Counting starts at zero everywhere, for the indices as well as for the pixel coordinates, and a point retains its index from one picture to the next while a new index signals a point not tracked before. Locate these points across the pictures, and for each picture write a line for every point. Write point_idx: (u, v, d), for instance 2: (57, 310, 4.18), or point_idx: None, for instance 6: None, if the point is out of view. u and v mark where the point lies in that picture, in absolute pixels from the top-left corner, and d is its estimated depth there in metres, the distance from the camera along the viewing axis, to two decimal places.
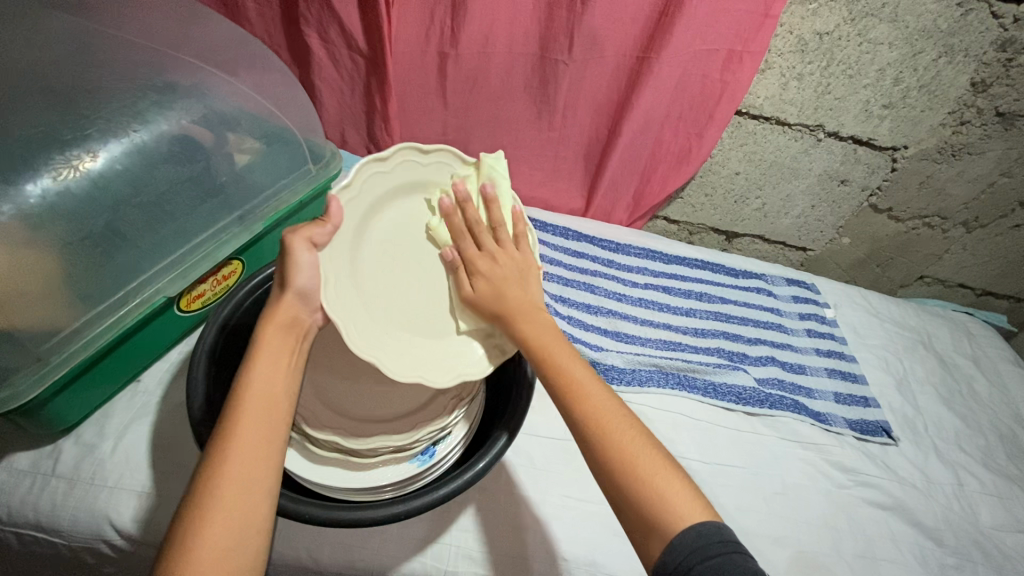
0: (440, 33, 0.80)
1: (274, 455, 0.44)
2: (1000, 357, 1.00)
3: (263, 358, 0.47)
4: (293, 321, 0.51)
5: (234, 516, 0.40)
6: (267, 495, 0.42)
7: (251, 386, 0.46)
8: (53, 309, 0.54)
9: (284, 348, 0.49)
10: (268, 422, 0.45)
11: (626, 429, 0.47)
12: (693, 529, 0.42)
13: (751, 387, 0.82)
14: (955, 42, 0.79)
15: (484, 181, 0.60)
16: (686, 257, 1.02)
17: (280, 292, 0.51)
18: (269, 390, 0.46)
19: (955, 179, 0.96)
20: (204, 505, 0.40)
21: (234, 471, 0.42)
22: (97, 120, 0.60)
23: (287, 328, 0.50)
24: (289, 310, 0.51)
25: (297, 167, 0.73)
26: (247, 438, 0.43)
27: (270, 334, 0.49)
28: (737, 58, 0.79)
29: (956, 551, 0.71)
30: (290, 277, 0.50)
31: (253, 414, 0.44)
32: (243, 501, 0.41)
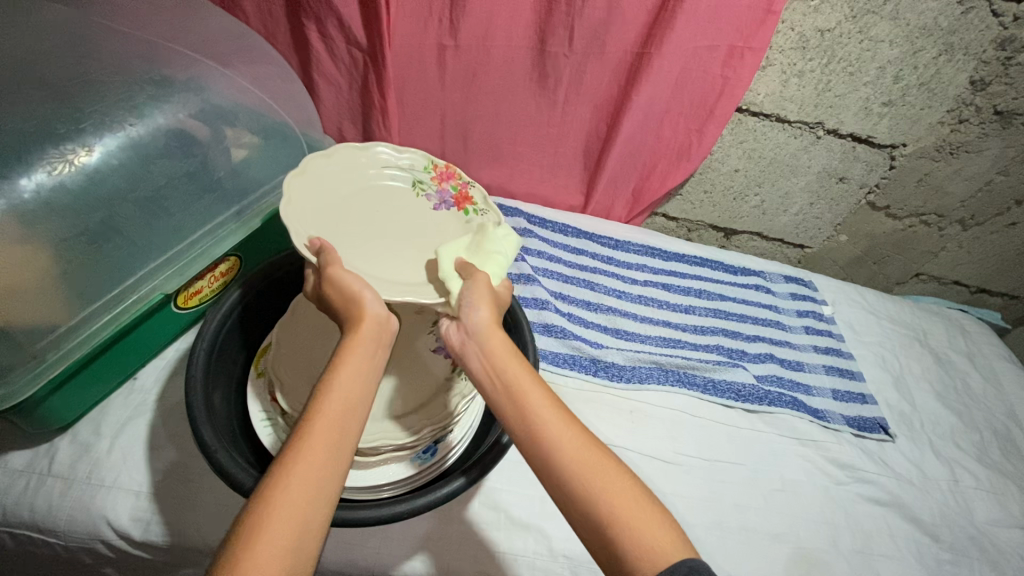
0: (439, 26, 0.79)
1: (342, 468, 0.40)
2: (994, 355, 1.01)
3: (347, 364, 0.45)
4: (375, 332, 0.48)
5: (300, 521, 0.37)
6: (327, 512, 0.38)
7: (332, 389, 0.43)
8: (46, 307, 0.53)
9: (366, 356, 0.46)
10: (342, 436, 0.41)
11: (530, 382, 0.47)
12: (682, 564, 0.38)
13: (750, 384, 0.83)
14: (956, 40, 0.79)
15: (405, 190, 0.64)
16: (685, 255, 1.02)
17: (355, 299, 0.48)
18: (348, 399, 0.43)
19: (953, 177, 0.97)
20: (268, 507, 0.37)
21: (302, 478, 0.38)
22: (91, 112, 0.59)
23: (372, 337, 0.47)
24: (372, 320, 0.48)
25: (295, 163, 0.72)
26: (321, 441, 0.40)
27: (354, 341, 0.46)
28: (738, 54, 0.78)
29: (952, 547, 0.72)
30: (358, 284, 0.49)
31: (329, 424, 0.41)
32: (308, 510, 0.37)
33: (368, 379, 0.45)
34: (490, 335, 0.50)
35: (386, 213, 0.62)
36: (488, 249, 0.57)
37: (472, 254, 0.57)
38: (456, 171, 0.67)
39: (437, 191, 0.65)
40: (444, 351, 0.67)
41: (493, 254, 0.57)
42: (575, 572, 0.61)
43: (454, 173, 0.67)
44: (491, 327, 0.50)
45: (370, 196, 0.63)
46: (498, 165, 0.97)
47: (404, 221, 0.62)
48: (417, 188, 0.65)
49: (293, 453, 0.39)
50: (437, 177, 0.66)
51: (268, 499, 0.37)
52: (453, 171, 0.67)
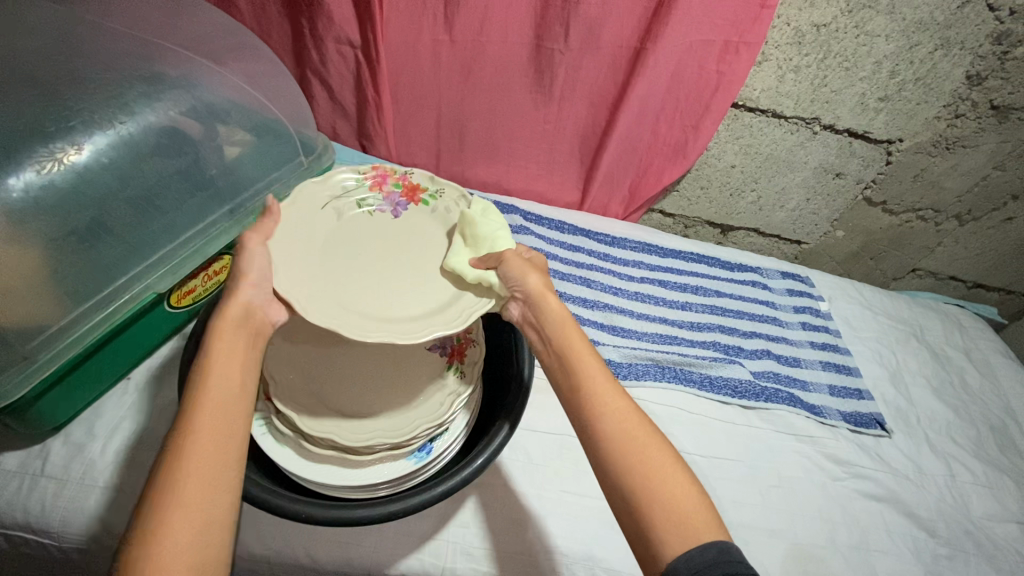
0: (432, 22, 0.79)
1: (238, 449, 0.41)
2: (991, 350, 1.01)
3: (221, 351, 0.45)
4: (242, 317, 0.49)
5: (206, 508, 0.37)
6: (232, 494, 0.39)
7: (212, 376, 0.43)
8: (37, 307, 0.52)
9: (241, 342, 0.47)
10: (229, 418, 0.42)
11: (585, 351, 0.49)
12: (714, 545, 0.39)
13: (747, 380, 0.83)
14: (952, 34, 0.79)
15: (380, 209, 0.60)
16: (682, 251, 1.02)
17: (231, 289, 0.49)
18: (233, 384, 0.44)
19: (950, 172, 0.97)
20: (168, 500, 0.37)
21: (197, 465, 0.38)
22: (80, 111, 0.58)
23: (241, 323, 0.48)
24: (240, 305, 0.49)
25: (288, 160, 0.72)
26: (210, 427, 0.40)
27: (225, 328, 0.47)
28: (733, 50, 0.78)
29: (949, 542, 0.72)
30: (244, 270, 0.50)
31: (212, 410, 0.41)
32: (210, 493, 0.38)
33: (246, 370, 0.45)
34: (549, 304, 0.52)
35: (375, 242, 0.57)
36: (491, 238, 0.55)
37: (477, 245, 0.55)
38: (388, 168, 0.63)
39: (385, 200, 0.61)
40: (439, 349, 0.66)
41: (496, 238, 0.55)
42: (572, 570, 0.61)
43: (385, 170, 0.62)
44: (547, 296, 0.52)
45: (354, 225, 0.58)
46: (493, 162, 0.97)
47: (395, 244, 0.58)
48: (364, 203, 0.60)
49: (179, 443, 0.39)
50: (378, 184, 0.62)
51: (165, 490, 0.37)
52: (383, 168, 0.62)
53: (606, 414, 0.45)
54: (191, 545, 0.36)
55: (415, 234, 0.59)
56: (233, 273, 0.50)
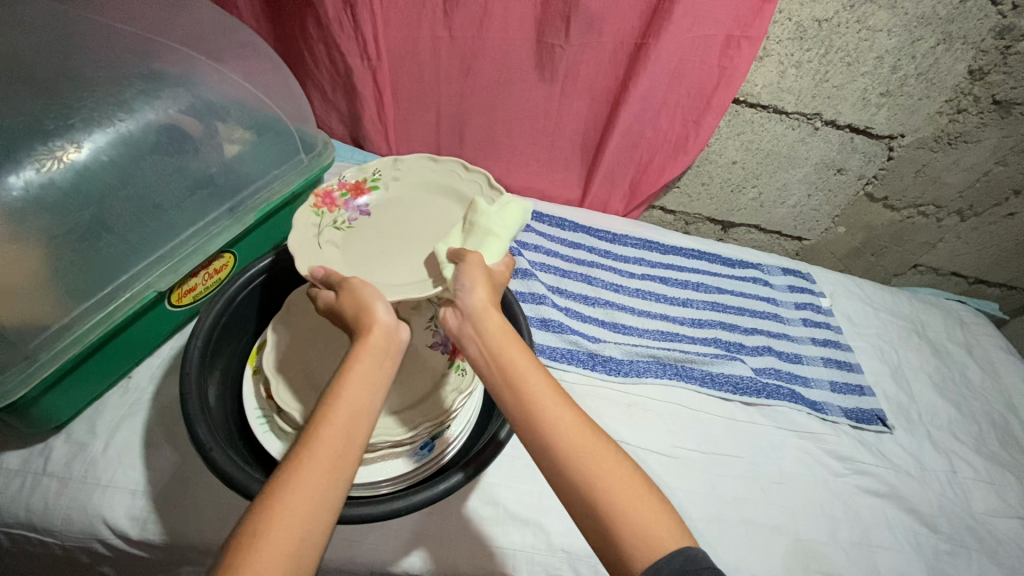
0: (432, 17, 0.78)
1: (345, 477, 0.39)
2: (993, 346, 1.00)
3: (356, 370, 0.44)
4: (385, 343, 0.47)
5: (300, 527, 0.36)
6: (328, 522, 0.38)
7: (343, 397, 0.42)
8: (38, 305, 0.52)
9: (377, 366, 0.45)
10: (349, 444, 0.40)
11: (525, 364, 0.47)
12: (680, 552, 0.39)
13: (748, 377, 0.83)
14: (954, 29, 0.78)
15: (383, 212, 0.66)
16: (683, 248, 1.02)
17: (371, 311, 0.48)
18: (357, 404, 0.42)
19: (951, 168, 0.96)
20: (271, 511, 0.37)
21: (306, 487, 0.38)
22: (79, 108, 0.58)
23: (381, 346, 0.46)
24: (381, 332, 0.47)
25: (288, 157, 0.72)
26: (325, 450, 0.39)
27: (364, 351, 0.45)
28: (735, 45, 0.77)
29: (950, 537, 0.72)
30: (370, 299, 0.50)
31: (332, 433, 0.40)
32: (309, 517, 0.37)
33: (377, 393, 0.44)
34: (489, 318, 0.50)
35: (381, 240, 0.63)
36: (484, 227, 0.59)
37: (468, 234, 0.59)
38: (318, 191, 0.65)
39: (345, 210, 0.65)
40: (442, 346, 0.66)
41: (489, 232, 0.58)
42: (574, 566, 0.61)
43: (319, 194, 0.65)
44: (487, 310, 0.50)
45: (362, 227, 0.65)
46: (493, 158, 0.97)
47: (402, 228, 0.65)
48: (338, 222, 0.64)
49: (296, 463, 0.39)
50: (327, 206, 0.65)
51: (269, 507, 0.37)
52: (318, 195, 0.65)
53: (554, 427, 0.43)
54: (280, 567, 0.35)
55: (416, 227, 0.65)
56: (360, 299, 0.50)
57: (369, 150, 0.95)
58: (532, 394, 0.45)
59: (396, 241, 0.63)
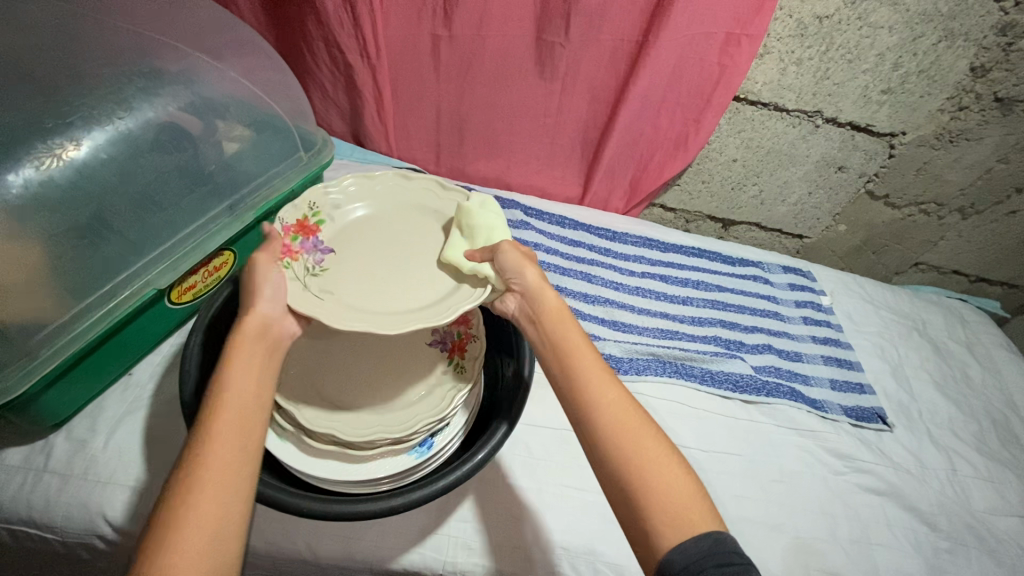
0: (432, 15, 0.78)
1: (251, 463, 0.41)
2: (994, 344, 1.00)
3: (237, 362, 0.45)
4: (261, 331, 0.48)
5: (215, 518, 0.37)
6: (245, 506, 0.39)
7: (230, 388, 0.43)
8: (38, 303, 0.52)
9: (257, 353, 0.46)
10: (246, 432, 0.42)
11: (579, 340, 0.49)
12: (709, 534, 0.40)
13: (748, 374, 0.82)
14: (956, 26, 0.78)
15: (360, 226, 0.60)
16: (683, 246, 1.02)
17: (249, 302, 0.49)
18: (250, 396, 0.43)
19: (953, 166, 0.96)
20: (183, 509, 0.37)
21: (213, 477, 0.38)
22: (79, 106, 0.58)
23: (259, 335, 0.48)
24: (257, 320, 0.48)
25: (287, 156, 0.72)
26: (225, 440, 0.40)
27: (245, 341, 0.47)
28: (735, 41, 0.77)
29: (950, 535, 0.72)
30: (257, 287, 0.49)
31: (230, 425, 0.41)
32: (223, 505, 0.38)
33: (264, 380, 0.45)
34: (545, 294, 0.53)
35: (367, 258, 0.57)
36: (487, 227, 0.56)
37: (474, 236, 0.56)
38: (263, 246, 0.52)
39: (307, 253, 0.55)
40: (440, 344, 0.67)
41: (493, 228, 0.56)
42: (573, 563, 0.61)
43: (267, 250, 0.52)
44: (542, 288, 0.53)
45: (342, 245, 0.58)
46: (493, 156, 0.97)
47: (389, 245, 0.59)
48: (310, 269, 0.54)
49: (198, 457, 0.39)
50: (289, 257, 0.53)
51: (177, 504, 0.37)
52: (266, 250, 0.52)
53: (598, 402, 0.45)
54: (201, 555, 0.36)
55: (403, 240, 0.59)
56: (246, 289, 0.50)
57: (368, 148, 0.95)
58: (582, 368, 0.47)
59: (383, 258, 0.57)
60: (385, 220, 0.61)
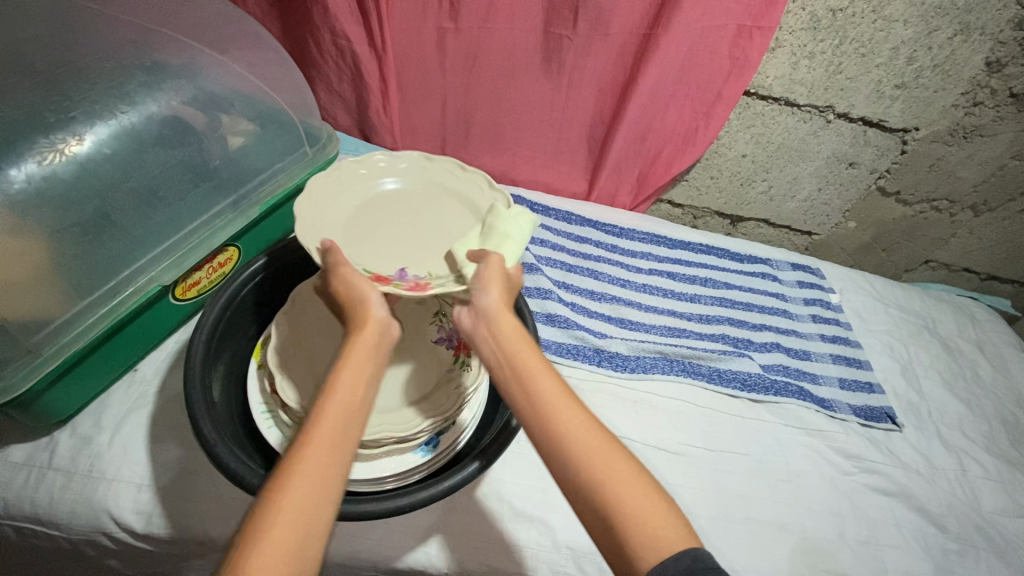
0: (438, 8, 0.77)
1: (345, 466, 0.39)
2: (1004, 343, 0.99)
3: (351, 363, 0.44)
4: (378, 337, 0.48)
5: (304, 519, 0.36)
6: (331, 509, 0.38)
7: (339, 389, 0.42)
8: (42, 298, 0.52)
9: (368, 358, 0.46)
10: (347, 435, 0.40)
11: (535, 363, 0.46)
12: (687, 552, 0.39)
13: (756, 373, 0.82)
14: (971, 20, 0.77)
15: (404, 195, 0.63)
16: (690, 242, 1.01)
17: (365, 305, 0.49)
18: (354, 398, 0.42)
19: (966, 162, 0.95)
20: (277, 502, 0.36)
21: (308, 477, 0.38)
22: (81, 100, 0.57)
23: (374, 341, 0.47)
24: (375, 324, 0.48)
25: (292, 150, 0.71)
26: (326, 440, 0.39)
27: (359, 344, 0.46)
28: (746, 34, 0.76)
29: (959, 537, 0.71)
30: (362, 289, 0.50)
31: (332, 425, 0.40)
32: (315, 506, 0.37)
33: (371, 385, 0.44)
34: (502, 318, 0.49)
35: (398, 226, 0.60)
36: (502, 231, 0.55)
37: (487, 236, 0.56)
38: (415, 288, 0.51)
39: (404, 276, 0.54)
40: (446, 341, 0.66)
41: (509, 236, 0.55)
42: (579, 563, 0.60)
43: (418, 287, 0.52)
44: (501, 312, 0.49)
45: (380, 208, 0.61)
46: (499, 151, 0.96)
47: (410, 222, 0.60)
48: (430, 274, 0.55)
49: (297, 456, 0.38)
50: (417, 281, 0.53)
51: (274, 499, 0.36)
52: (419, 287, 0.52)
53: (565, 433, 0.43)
54: (289, 555, 0.35)
55: (437, 214, 0.61)
56: (354, 292, 0.50)
57: (374, 142, 0.94)
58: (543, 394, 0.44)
59: (413, 226, 0.60)
60: (427, 192, 0.63)
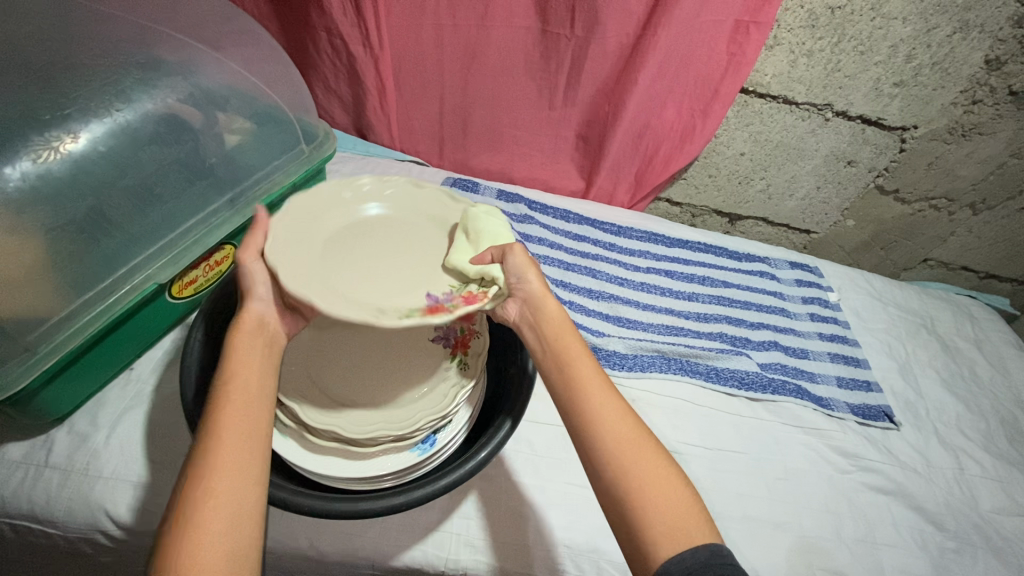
0: (436, 6, 0.77)
1: (260, 451, 0.42)
2: (1003, 342, 0.99)
3: (238, 358, 0.46)
4: (257, 327, 0.50)
5: (233, 506, 0.39)
6: (258, 495, 0.40)
7: (232, 383, 0.44)
8: (37, 296, 0.52)
9: (254, 348, 0.48)
10: (254, 423, 0.43)
11: (577, 350, 0.50)
12: (705, 546, 0.40)
13: (754, 371, 0.82)
14: (970, 18, 0.76)
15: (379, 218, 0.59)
16: (689, 241, 1.01)
17: (243, 302, 0.51)
18: (251, 389, 0.44)
19: (965, 160, 0.94)
20: (199, 498, 0.38)
21: (226, 467, 0.40)
22: (76, 98, 0.57)
23: (254, 332, 0.49)
24: (252, 317, 0.50)
25: (289, 149, 0.70)
26: (235, 431, 0.42)
27: (243, 337, 0.48)
28: (744, 30, 0.76)
29: (956, 535, 0.71)
30: (251, 282, 0.51)
31: (234, 415, 0.42)
32: (240, 494, 0.39)
33: (267, 374, 0.46)
34: (546, 305, 0.53)
35: (377, 253, 0.56)
36: (493, 235, 0.55)
37: (477, 242, 0.55)
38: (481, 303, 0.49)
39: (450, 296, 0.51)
40: (443, 340, 0.65)
41: (499, 234, 0.55)
42: (576, 561, 0.60)
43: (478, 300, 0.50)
44: (544, 298, 0.53)
45: (356, 235, 0.57)
46: (497, 149, 0.96)
47: (401, 244, 0.57)
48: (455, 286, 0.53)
49: (209, 449, 0.40)
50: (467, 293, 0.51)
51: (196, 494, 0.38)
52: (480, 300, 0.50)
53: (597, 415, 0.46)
54: (222, 540, 0.37)
55: (414, 238, 0.58)
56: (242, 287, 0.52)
57: (371, 141, 0.94)
58: (583, 375, 0.48)
59: (394, 252, 0.56)
60: (400, 216, 0.60)
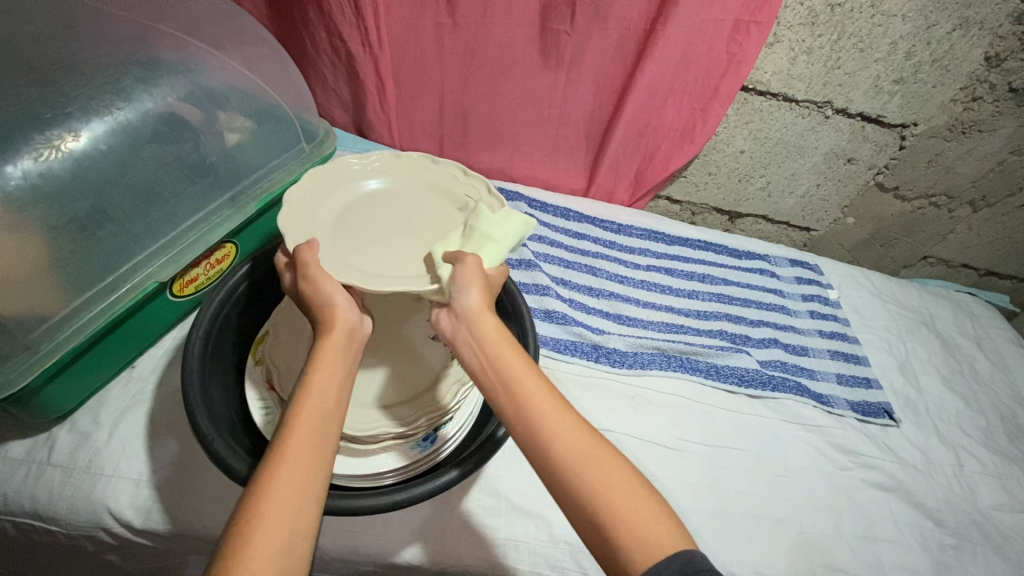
0: (435, 4, 0.77)
1: (325, 467, 0.40)
2: (1003, 339, 0.99)
3: (319, 368, 0.44)
4: (345, 339, 0.47)
5: (288, 520, 0.36)
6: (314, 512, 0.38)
7: (308, 392, 0.42)
8: (39, 295, 0.52)
9: (337, 361, 0.45)
10: (322, 437, 0.41)
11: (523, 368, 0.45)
12: (679, 554, 0.38)
13: (754, 369, 0.82)
14: (971, 14, 0.76)
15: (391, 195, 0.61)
16: (689, 239, 1.01)
17: (330, 310, 0.48)
18: (324, 401, 0.42)
19: (965, 157, 0.94)
20: (258, 506, 0.36)
21: (287, 479, 0.38)
22: (77, 97, 0.57)
23: (344, 344, 0.47)
24: (344, 326, 0.47)
25: (290, 146, 0.72)
26: (304, 442, 0.40)
27: (325, 346, 0.46)
28: (744, 28, 0.76)
29: (956, 532, 0.72)
30: (329, 289, 0.48)
31: (307, 428, 0.40)
32: (297, 509, 0.37)
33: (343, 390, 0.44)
34: (483, 321, 0.48)
35: (383, 224, 0.58)
36: (483, 232, 0.54)
37: (469, 237, 0.54)
38: None
39: None
40: None
41: (490, 237, 0.54)
42: (576, 558, 0.60)
43: None
44: (483, 314, 0.48)
45: (367, 207, 0.59)
46: (496, 148, 0.96)
47: (406, 218, 0.59)
48: None
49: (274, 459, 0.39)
50: None
51: (256, 502, 0.37)
52: None
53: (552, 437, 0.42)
54: (274, 555, 0.35)
55: (422, 213, 0.60)
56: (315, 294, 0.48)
57: (372, 139, 0.94)
58: (528, 392, 0.44)
59: (400, 225, 0.58)
60: (411, 192, 0.62)
